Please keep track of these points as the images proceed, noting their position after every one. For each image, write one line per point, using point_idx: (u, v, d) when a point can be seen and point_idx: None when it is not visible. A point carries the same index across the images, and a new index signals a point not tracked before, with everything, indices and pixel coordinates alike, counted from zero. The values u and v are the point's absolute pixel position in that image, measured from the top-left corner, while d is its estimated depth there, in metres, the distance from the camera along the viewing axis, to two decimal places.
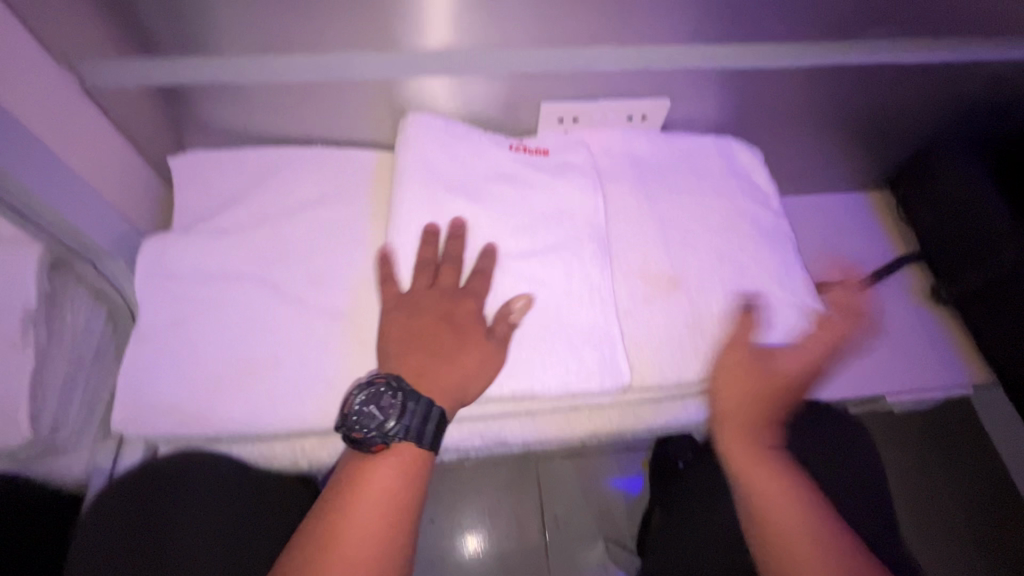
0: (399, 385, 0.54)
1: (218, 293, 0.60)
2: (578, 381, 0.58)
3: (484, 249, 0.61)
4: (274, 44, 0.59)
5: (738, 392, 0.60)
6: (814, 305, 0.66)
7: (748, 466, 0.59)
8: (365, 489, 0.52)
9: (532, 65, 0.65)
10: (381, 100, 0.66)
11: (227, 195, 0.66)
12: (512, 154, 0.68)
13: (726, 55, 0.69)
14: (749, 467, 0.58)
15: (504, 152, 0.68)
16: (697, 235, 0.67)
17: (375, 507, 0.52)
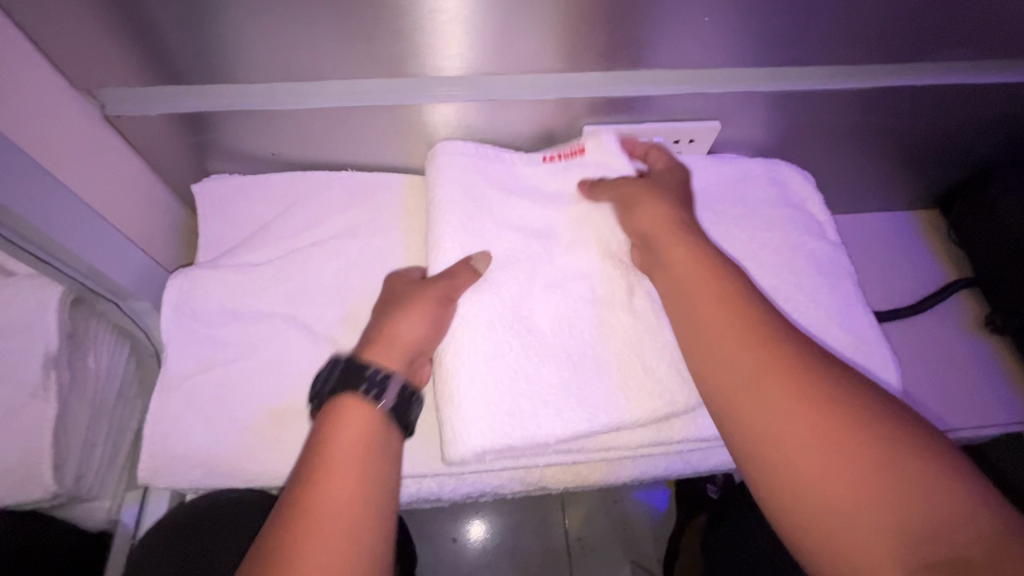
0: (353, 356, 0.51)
1: (247, 334, 0.57)
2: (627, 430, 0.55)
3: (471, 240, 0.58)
4: (304, 70, 0.55)
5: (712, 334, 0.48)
6: (874, 346, 0.63)
7: (772, 433, 0.43)
8: (329, 465, 0.44)
9: (575, 89, 0.61)
10: (415, 126, 0.63)
11: (254, 225, 0.63)
12: (547, 167, 0.64)
13: (783, 77, 0.64)
14: (772, 432, 0.43)
15: (538, 166, 0.64)
16: (751, 274, 0.65)
17: (342, 485, 0.43)
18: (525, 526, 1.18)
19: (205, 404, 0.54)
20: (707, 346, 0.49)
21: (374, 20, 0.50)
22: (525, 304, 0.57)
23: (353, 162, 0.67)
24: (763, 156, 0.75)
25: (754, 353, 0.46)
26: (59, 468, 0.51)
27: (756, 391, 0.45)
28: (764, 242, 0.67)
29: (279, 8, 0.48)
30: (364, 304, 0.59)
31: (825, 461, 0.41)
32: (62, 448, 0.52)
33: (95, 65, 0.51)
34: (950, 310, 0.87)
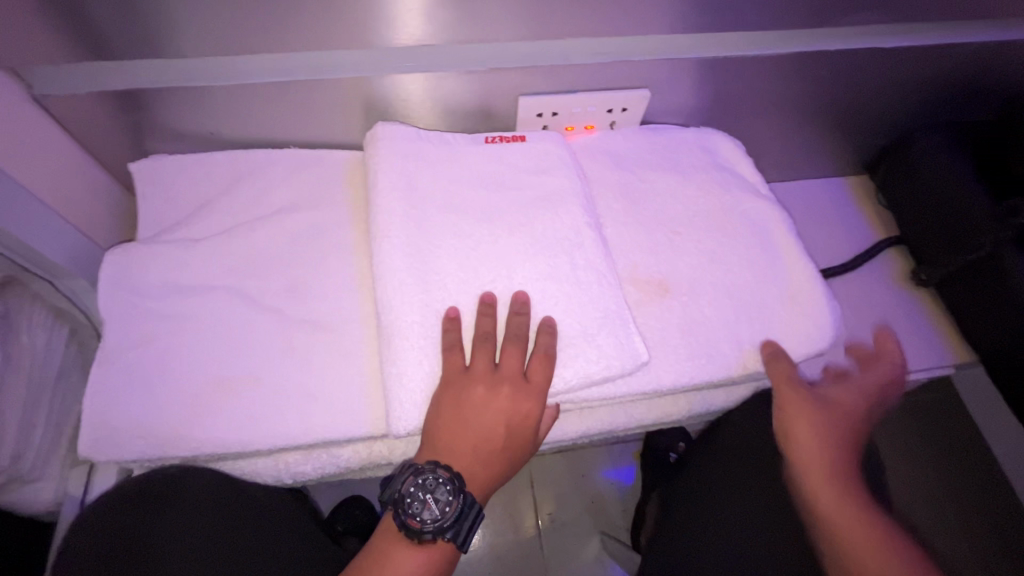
0: (456, 484, 0.55)
1: (190, 307, 0.57)
2: (571, 382, 0.57)
3: (444, 195, 0.62)
4: (236, 45, 0.56)
5: (807, 433, 0.63)
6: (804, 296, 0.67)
7: (817, 484, 0.63)
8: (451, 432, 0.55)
9: (507, 60, 0.63)
10: (353, 103, 0.64)
11: (195, 203, 0.64)
12: (487, 147, 0.65)
13: (705, 44, 0.68)
14: (818, 485, 0.62)
15: (478, 145, 0.65)
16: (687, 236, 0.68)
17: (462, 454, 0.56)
18: (495, 505, 1.19)
19: (146, 377, 0.54)
20: (794, 436, 0.63)
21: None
22: (464, 269, 0.59)
23: (296, 140, 0.68)
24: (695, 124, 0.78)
25: (827, 468, 0.62)
26: None
27: (826, 487, 0.62)
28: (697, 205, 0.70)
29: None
30: (307, 275, 0.60)
31: (857, 528, 0.61)
32: None
33: (18, 41, 0.51)
34: (880, 267, 0.92)
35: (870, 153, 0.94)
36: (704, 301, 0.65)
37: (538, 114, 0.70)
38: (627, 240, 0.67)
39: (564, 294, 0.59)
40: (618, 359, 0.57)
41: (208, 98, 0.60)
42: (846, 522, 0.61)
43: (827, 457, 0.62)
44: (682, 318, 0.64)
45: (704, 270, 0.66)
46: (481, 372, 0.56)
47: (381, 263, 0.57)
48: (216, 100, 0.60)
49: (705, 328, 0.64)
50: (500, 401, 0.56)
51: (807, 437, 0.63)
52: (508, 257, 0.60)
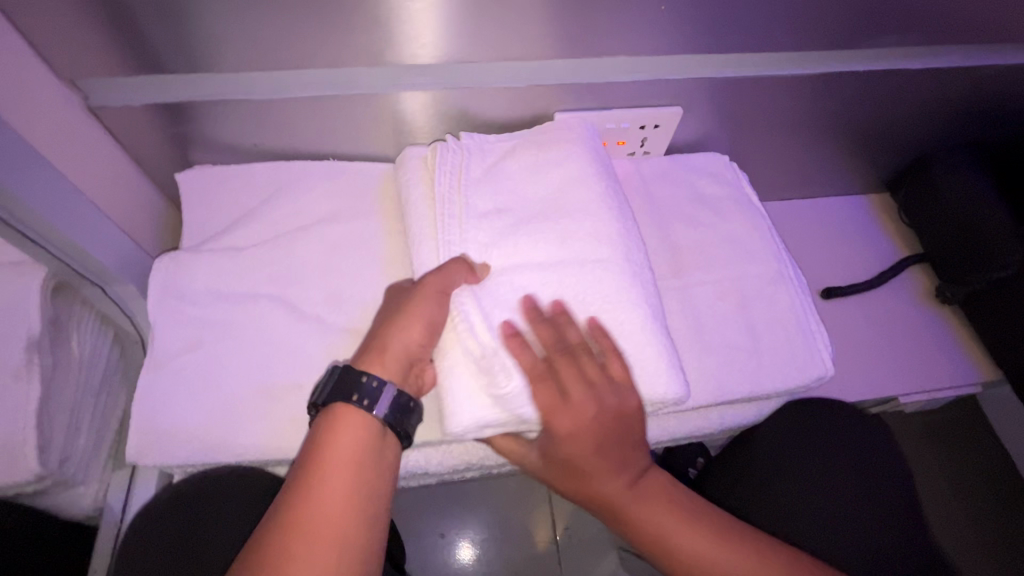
0: None
1: (234, 315, 0.58)
2: None
3: None
4: (283, 63, 0.58)
5: (659, 508, 0.57)
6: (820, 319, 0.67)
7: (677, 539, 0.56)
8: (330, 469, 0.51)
9: (544, 78, 0.65)
10: (392, 115, 0.65)
11: (237, 212, 0.65)
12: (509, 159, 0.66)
13: (738, 63, 0.69)
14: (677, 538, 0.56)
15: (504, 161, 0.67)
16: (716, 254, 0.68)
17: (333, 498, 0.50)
18: (512, 518, 1.19)
19: (191, 384, 0.55)
20: (642, 520, 0.56)
21: (353, 8, 0.54)
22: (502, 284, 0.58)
23: (334, 152, 0.70)
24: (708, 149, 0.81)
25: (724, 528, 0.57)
26: (42, 451, 0.51)
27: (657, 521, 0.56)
28: (728, 221, 0.71)
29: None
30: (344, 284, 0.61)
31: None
32: (46, 430, 0.52)
33: (80, 55, 0.53)
34: (903, 283, 0.92)
35: (891, 171, 0.95)
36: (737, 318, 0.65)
37: None
38: (656, 255, 0.68)
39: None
40: (655, 380, 0.55)
41: (255, 111, 0.61)
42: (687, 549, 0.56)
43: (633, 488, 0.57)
44: (711, 336, 0.63)
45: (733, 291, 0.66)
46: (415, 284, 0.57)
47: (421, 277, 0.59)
48: (261, 113, 0.62)
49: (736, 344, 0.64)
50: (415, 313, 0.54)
51: (660, 521, 0.56)
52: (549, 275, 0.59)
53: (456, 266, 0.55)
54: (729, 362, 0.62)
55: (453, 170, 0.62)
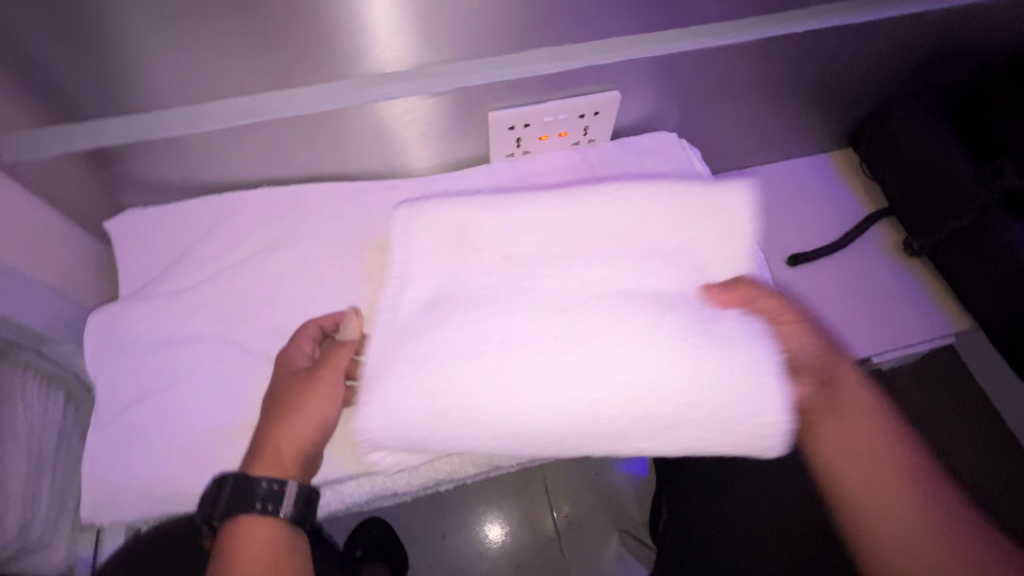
0: None
1: (179, 359, 0.58)
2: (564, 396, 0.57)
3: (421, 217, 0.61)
4: (201, 93, 0.56)
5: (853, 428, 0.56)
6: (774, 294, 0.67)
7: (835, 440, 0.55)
8: None
9: (474, 78, 0.62)
10: (325, 133, 0.63)
11: (174, 252, 0.64)
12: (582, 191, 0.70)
13: (672, 39, 0.67)
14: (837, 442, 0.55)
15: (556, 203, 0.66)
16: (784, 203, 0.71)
17: None
18: (512, 512, 1.19)
19: (141, 436, 0.56)
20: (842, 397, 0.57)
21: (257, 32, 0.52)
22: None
23: (273, 177, 0.68)
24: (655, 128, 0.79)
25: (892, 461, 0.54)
26: None
27: (856, 442, 0.55)
28: None
29: (162, 28, 0.50)
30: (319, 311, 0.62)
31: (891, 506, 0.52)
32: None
33: None
34: (871, 241, 0.91)
35: (851, 126, 0.93)
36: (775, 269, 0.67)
37: (510, 126, 0.69)
38: None
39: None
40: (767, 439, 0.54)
41: (179, 147, 0.59)
42: (843, 482, 0.54)
43: (863, 427, 0.55)
44: None
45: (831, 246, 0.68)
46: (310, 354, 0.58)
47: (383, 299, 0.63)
48: (186, 148, 0.59)
49: None
50: (314, 397, 0.55)
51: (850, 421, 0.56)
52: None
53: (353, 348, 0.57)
54: None
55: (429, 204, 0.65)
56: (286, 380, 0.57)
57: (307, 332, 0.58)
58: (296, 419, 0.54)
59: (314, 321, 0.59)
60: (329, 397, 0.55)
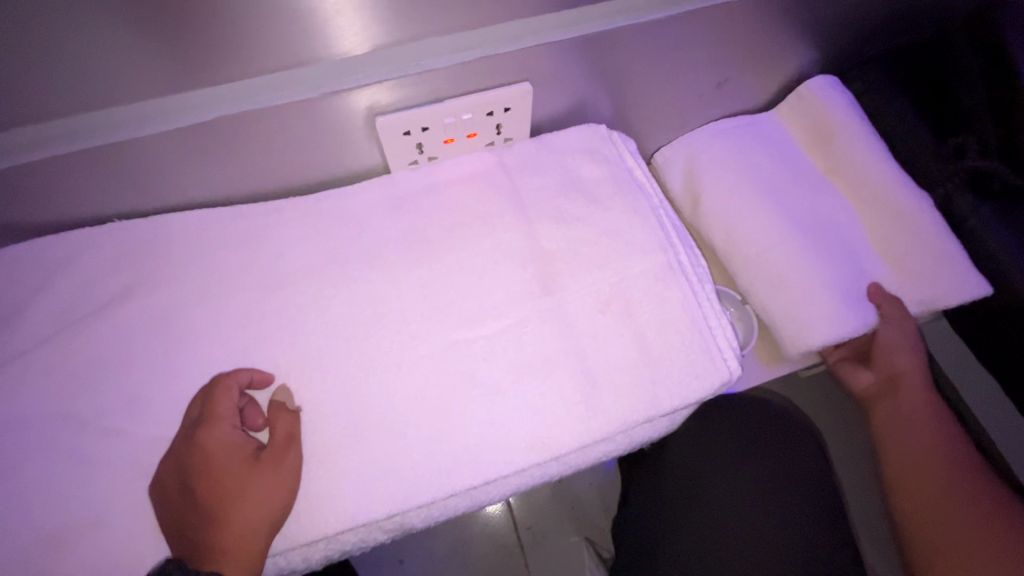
0: None
1: (17, 443, 0.49)
2: None
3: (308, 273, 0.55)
4: (25, 116, 0.48)
5: (915, 424, 0.64)
6: (723, 310, 0.57)
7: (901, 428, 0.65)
8: None
9: (347, 80, 0.52)
10: (186, 151, 0.54)
11: (12, 311, 0.54)
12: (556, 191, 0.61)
13: (585, 16, 0.56)
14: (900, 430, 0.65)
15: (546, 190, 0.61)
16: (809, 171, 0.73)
17: None
18: (474, 530, 1.13)
19: None
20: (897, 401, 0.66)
21: (62, 43, 0.43)
22: (325, 351, 0.53)
23: (149, 205, 0.60)
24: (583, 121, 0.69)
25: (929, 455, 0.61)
26: None
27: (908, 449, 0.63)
28: (605, 210, 0.60)
29: None
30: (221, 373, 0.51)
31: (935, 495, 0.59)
32: None
33: None
34: None
35: None
36: (826, 264, 0.65)
37: (405, 131, 0.59)
38: (520, 268, 0.57)
39: (452, 363, 0.53)
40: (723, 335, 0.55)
41: (19, 181, 0.52)
42: (907, 476, 0.62)
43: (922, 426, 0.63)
44: (595, 355, 0.54)
45: (922, 247, 0.67)
46: (236, 431, 0.49)
47: (255, 351, 0.53)
48: (29, 181, 0.52)
49: (629, 361, 0.54)
50: (258, 484, 0.47)
51: (910, 416, 0.65)
52: (395, 359, 0.53)
53: (285, 416, 0.50)
54: (623, 392, 0.53)
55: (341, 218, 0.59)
56: (217, 469, 0.48)
57: (230, 406, 0.49)
58: (244, 511, 0.46)
59: (233, 384, 0.50)
60: (280, 479, 0.48)
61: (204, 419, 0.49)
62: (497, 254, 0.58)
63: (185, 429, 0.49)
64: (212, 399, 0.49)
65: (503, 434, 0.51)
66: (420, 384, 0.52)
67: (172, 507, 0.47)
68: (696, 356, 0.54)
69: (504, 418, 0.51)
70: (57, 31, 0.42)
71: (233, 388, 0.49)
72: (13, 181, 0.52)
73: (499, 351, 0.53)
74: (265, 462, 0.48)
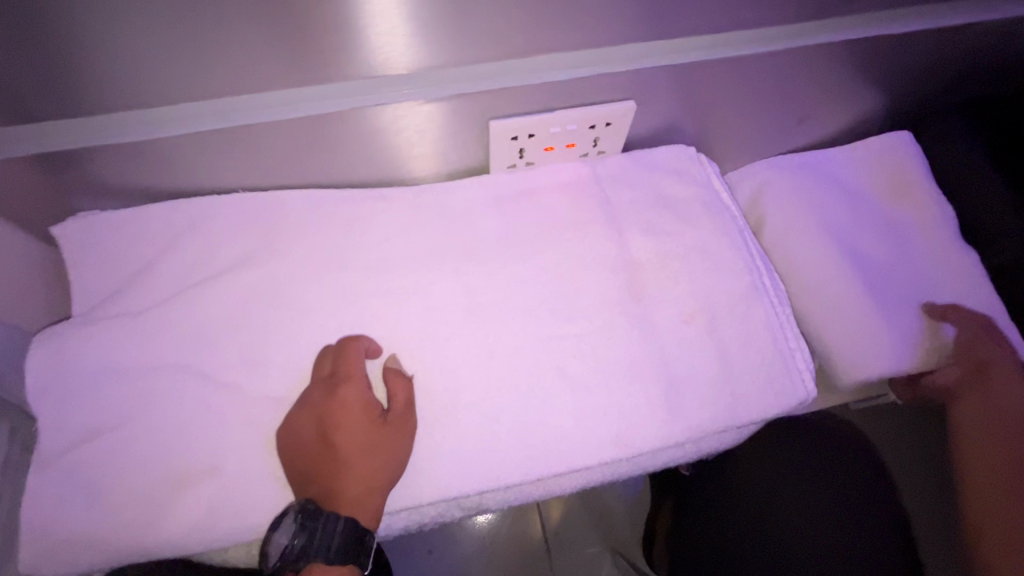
0: None
1: (133, 391, 0.52)
2: None
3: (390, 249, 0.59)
4: (177, 92, 0.51)
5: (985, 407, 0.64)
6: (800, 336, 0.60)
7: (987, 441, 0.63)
8: None
9: (474, 83, 0.56)
10: (308, 138, 0.57)
11: (135, 268, 0.57)
12: (644, 205, 0.64)
13: (695, 44, 0.60)
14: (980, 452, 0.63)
15: (636, 203, 0.64)
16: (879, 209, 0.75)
17: None
18: (499, 533, 1.13)
19: (90, 479, 0.49)
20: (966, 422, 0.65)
21: (236, 30, 0.47)
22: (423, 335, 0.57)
23: (249, 183, 0.62)
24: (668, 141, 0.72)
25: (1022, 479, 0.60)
26: None
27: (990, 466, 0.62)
28: (692, 228, 0.63)
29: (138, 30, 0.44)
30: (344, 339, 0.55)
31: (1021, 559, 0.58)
32: None
33: None
34: None
35: None
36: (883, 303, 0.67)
37: (513, 136, 0.62)
38: (610, 274, 0.60)
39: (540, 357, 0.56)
40: (803, 359, 0.58)
41: (151, 150, 0.54)
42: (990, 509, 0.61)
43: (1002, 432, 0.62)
44: (678, 362, 0.57)
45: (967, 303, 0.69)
46: (365, 392, 0.52)
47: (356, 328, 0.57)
48: (160, 150, 0.54)
49: (710, 372, 0.56)
50: (382, 444, 0.50)
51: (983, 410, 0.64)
52: (490, 347, 0.56)
53: (401, 383, 0.53)
54: (705, 400, 0.55)
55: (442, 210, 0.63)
56: (343, 424, 0.50)
57: (360, 369, 0.52)
58: (367, 465, 0.50)
59: (359, 349, 0.53)
60: (402, 442, 0.51)
61: (339, 378, 0.52)
62: (588, 258, 0.61)
63: (315, 383, 0.53)
64: (343, 360, 0.53)
65: (590, 427, 0.54)
66: (512, 372, 0.55)
67: (298, 457, 0.51)
68: (778, 373, 0.57)
69: (592, 412, 0.54)
70: (236, 21, 0.46)
71: (359, 353, 0.53)
72: (147, 150, 0.54)
73: (588, 350, 0.56)
74: (387, 425, 0.51)
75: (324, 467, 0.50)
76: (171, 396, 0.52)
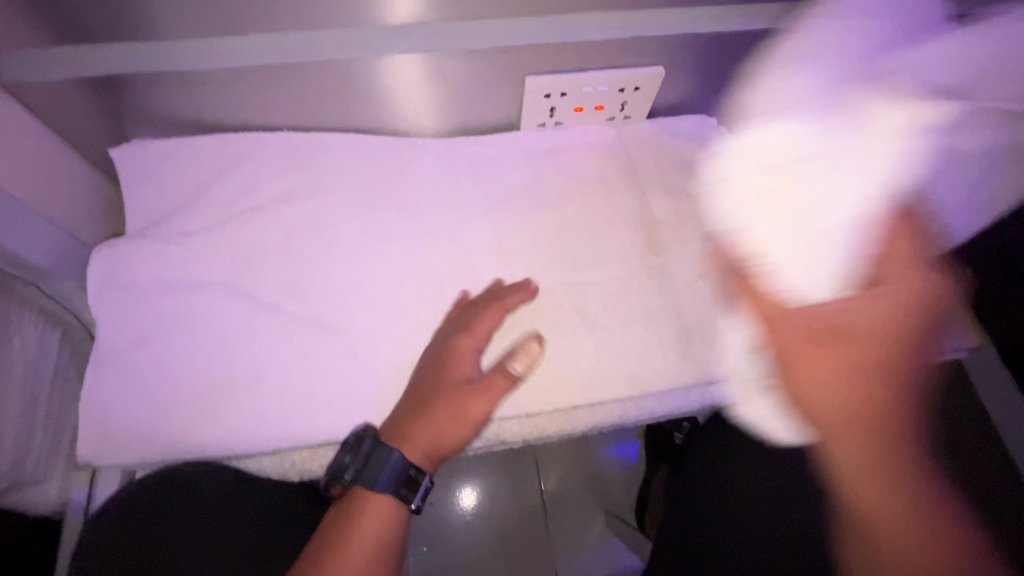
0: None
1: (184, 305, 0.55)
2: None
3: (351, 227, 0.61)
4: (225, 26, 0.51)
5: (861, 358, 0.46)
6: None
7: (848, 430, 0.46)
8: None
9: (517, 37, 0.58)
10: (351, 81, 0.59)
11: (185, 194, 0.60)
12: (666, 168, 0.68)
13: (729, 15, 0.62)
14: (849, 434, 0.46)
15: (659, 166, 0.68)
16: None
17: None
18: (498, 488, 1.17)
19: (142, 382, 0.53)
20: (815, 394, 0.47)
21: None
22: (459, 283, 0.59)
23: (290, 123, 0.63)
24: (691, 112, 0.75)
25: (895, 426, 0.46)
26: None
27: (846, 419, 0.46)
28: None
29: None
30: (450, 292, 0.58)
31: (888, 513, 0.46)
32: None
33: None
34: None
35: None
36: None
37: (546, 94, 0.65)
38: (631, 229, 0.64)
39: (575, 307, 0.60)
40: None
41: (199, 81, 0.55)
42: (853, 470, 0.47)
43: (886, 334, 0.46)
44: (691, 313, 0.61)
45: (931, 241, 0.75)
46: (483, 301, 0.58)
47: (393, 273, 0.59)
48: (207, 81, 0.55)
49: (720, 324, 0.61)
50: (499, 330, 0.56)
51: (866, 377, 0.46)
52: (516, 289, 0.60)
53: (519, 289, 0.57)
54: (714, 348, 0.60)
55: (474, 160, 0.66)
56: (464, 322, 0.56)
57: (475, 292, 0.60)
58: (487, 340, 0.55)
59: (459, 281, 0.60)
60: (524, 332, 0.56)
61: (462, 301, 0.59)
62: (611, 214, 0.64)
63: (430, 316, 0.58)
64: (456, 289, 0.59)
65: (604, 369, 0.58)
66: (536, 313, 0.59)
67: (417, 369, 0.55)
68: None
69: (608, 354, 0.58)
70: None
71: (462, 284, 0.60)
72: (196, 80, 0.55)
73: (608, 296, 0.60)
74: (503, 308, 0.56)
75: (438, 365, 0.54)
76: (217, 313, 0.55)
